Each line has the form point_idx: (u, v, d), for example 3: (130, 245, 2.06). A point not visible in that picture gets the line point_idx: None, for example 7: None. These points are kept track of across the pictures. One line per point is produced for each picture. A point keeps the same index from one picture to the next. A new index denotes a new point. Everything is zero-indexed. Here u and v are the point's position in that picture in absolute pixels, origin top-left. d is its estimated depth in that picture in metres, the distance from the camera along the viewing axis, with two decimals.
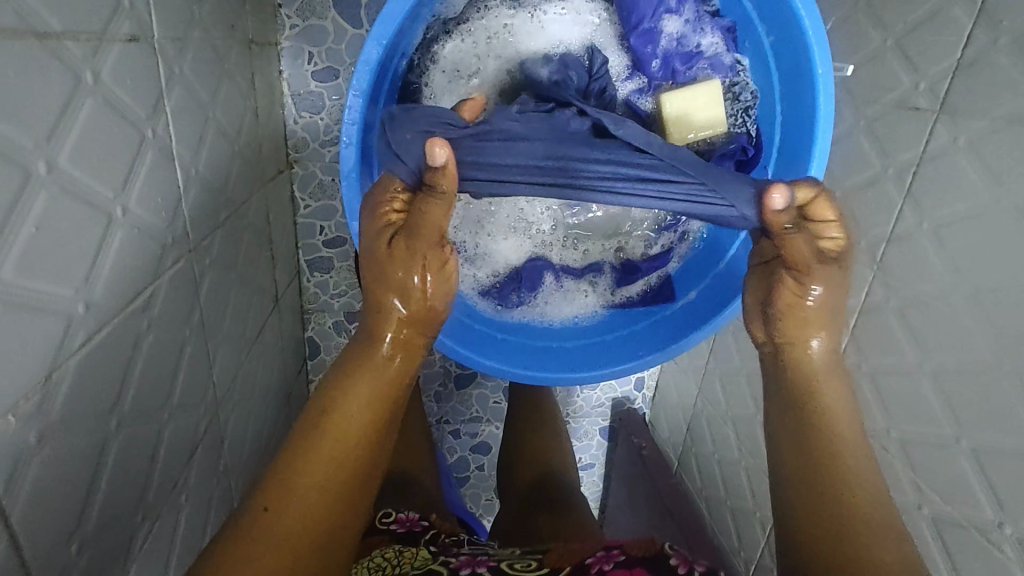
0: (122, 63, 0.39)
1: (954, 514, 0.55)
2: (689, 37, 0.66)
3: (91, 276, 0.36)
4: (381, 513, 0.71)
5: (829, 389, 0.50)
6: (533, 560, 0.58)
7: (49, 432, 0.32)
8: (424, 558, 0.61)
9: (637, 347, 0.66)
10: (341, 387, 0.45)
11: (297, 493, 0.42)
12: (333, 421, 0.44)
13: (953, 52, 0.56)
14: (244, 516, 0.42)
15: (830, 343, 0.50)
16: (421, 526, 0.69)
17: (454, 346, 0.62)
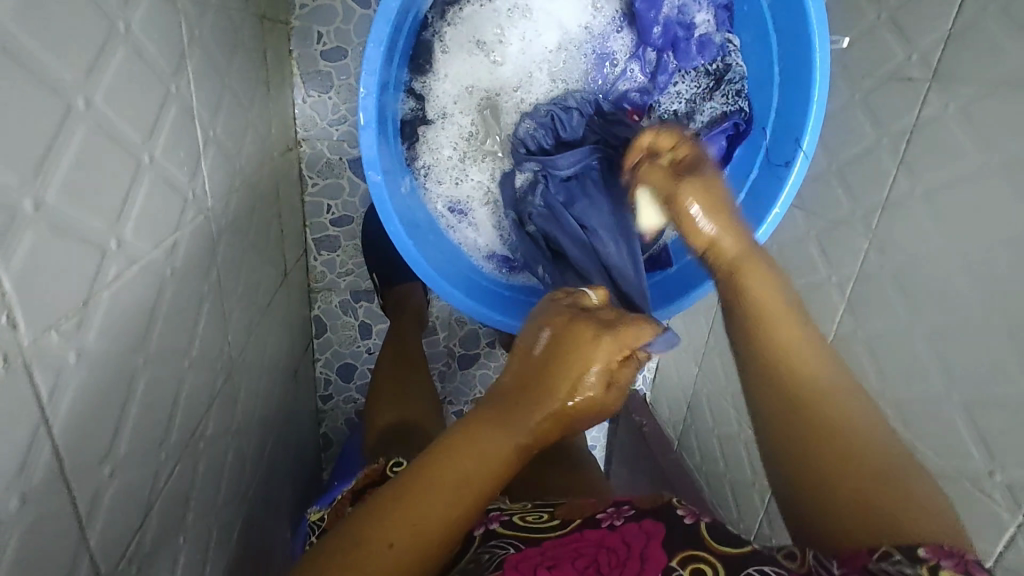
0: (150, 17, 0.41)
1: (946, 467, 0.57)
2: (689, 7, 0.64)
3: (122, 215, 0.38)
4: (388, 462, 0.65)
5: (755, 279, 0.51)
6: (544, 513, 0.58)
7: (86, 355, 0.34)
8: None
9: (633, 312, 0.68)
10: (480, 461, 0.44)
11: (418, 553, 0.41)
12: (468, 489, 0.43)
13: (945, 22, 0.58)
14: (365, 532, 0.41)
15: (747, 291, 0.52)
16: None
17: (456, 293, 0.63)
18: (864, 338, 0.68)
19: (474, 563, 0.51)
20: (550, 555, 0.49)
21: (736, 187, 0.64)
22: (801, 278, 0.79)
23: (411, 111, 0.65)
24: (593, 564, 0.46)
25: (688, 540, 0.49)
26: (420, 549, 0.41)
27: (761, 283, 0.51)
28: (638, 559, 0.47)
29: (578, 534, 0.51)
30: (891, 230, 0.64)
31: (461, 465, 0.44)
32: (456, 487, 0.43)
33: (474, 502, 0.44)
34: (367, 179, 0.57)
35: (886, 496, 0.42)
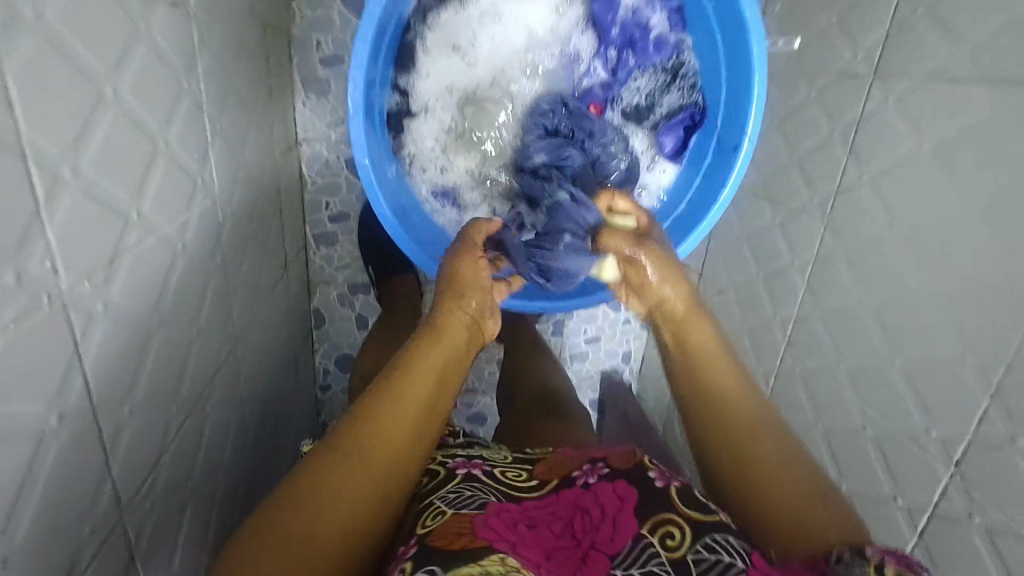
0: (166, 21, 0.47)
1: (892, 428, 0.62)
2: (643, 10, 0.69)
3: (141, 190, 0.43)
4: None
5: (698, 329, 0.55)
6: (524, 471, 0.62)
7: (111, 306, 0.40)
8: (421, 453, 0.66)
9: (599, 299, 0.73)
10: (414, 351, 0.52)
11: (366, 433, 0.47)
12: (411, 373, 0.50)
13: (884, 23, 0.64)
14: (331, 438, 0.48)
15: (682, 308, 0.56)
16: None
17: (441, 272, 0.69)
18: (823, 316, 0.73)
19: (457, 493, 0.56)
20: (529, 514, 0.53)
21: (692, 172, 0.71)
22: (768, 264, 0.84)
23: (396, 105, 0.71)
24: (568, 530, 0.51)
25: (661, 503, 0.53)
26: (371, 424, 0.48)
27: (705, 332, 0.55)
28: (611, 525, 0.52)
29: (555, 495, 0.56)
30: (842, 214, 0.70)
31: (396, 361, 0.52)
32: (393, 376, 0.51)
33: (419, 387, 0.50)
34: (357, 161, 0.63)
35: (773, 526, 0.49)
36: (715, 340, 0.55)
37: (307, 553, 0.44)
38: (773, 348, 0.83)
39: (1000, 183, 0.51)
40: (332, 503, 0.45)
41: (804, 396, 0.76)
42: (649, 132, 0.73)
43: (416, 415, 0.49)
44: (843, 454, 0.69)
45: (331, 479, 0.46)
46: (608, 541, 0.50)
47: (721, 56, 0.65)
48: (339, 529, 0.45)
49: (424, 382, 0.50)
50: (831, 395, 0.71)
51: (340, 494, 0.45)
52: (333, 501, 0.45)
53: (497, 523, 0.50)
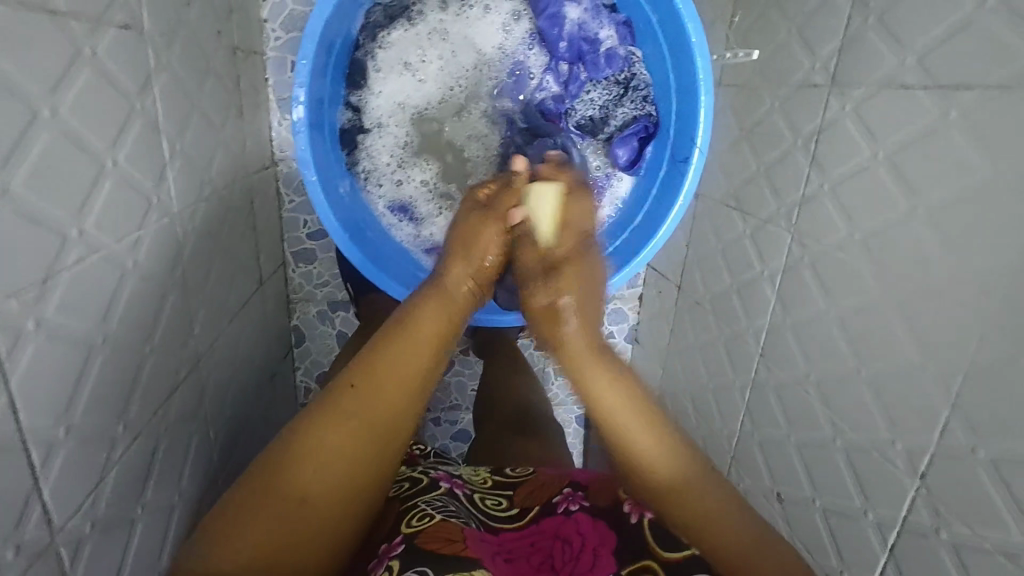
0: (115, 44, 0.48)
1: (860, 440, 0.61)
2: (589, 24, 0.70)
3: (83, 208, 0.44)
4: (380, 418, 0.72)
5: (607, 389, 0.54)
6: (503, 499, 0.64)
7: (44, 322, 0.40)
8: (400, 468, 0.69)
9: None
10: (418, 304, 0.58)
11: (373, 391, 0.51)
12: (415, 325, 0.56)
13: (838, 33, 0.65)
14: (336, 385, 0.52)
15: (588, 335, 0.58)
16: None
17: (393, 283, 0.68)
18: (792, 326, 0.72)
19: (441, 502, 0.60)
20: (507, 546, 0.55)
21: (649, 183, 0.71)
22: (741, 275, 0.84)
23: (348, 121, 0.72)
24: (547, 560, 0.53)
25: (635, 547, 0.55)
26: (379, 368, 0.53)
27: (616, 391, 0.54)
28: (590, 557, 0.54)
29: (536, 526, 0.58)
30: (807, 223, 0.69)
31: (403, 310, 0.57)
32: (394, 336, 0.55)
33: (420, 348, 0.55)
34: (303, 177, 0.63)
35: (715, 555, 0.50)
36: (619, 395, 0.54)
37: (322, 477, 0.49)
38: (747, 360, 0.82)
39: (952, 188, 0.51)
40: (342, 456, 0.49)
41: (777, 408, 0.74)
42: (603, 144, 0.73)
43: (419, 374, 0.54)
44: (815, 466, 0.67)
45: (341, 423, 0.50)
46: (588, 570, 0.53)
47: (670, 68, 0.65)
48: (351, 461, 0.50)
49: (427, 344, 0.56)
50: (802, 407, 0.70)
51: (352, 444, 0.50)
52: (345, 454, 0.49)
53: (479, 548, 0.53)
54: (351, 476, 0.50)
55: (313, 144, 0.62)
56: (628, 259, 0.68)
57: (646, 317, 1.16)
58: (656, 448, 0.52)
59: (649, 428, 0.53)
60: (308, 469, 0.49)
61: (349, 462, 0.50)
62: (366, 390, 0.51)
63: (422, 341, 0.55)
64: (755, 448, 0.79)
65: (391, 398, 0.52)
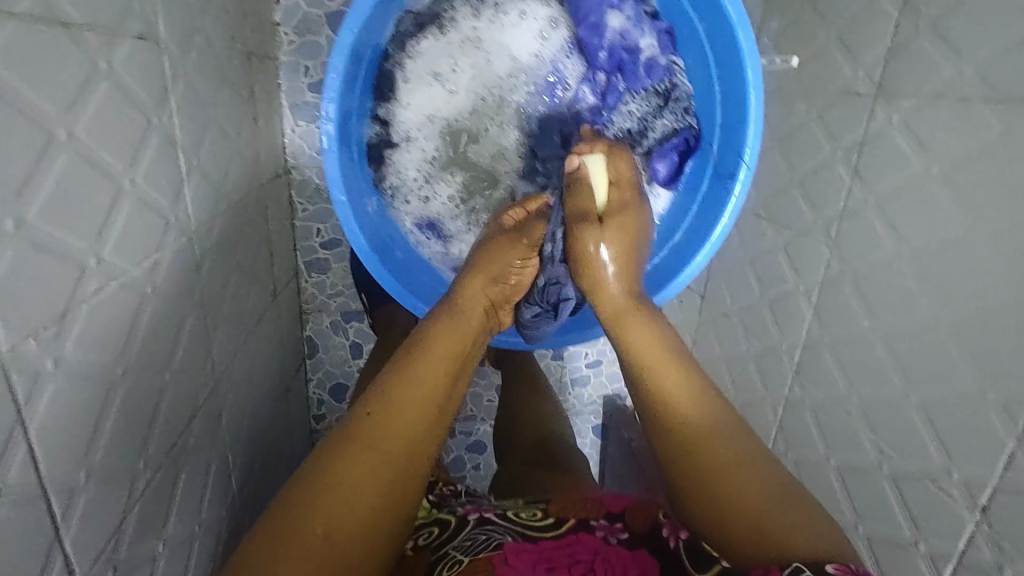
0: (131, 56, 0.45)
1: (909, 467, 0.58)
2: (630, 32, 0.66)
3: (102, 235, 0.41)
4: None
5: (633, 328, 0.56)
6: (538, 509, 0.63)
7: (64, 361, 0.37)
8: (425, 508, 0.68)
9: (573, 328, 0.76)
10: (433, 328, 0.56)
11: (392, 421, 0.50)
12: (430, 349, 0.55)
13: (884, 39, 0.62)
14: (351, 418, 0.51)
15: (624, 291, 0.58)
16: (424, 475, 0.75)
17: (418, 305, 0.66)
18: (831, 344, 0.69)
19: (472, 540, 0.59)
20: (547, 554, 0.54)
21: (687, 199, 0.68)
22: (773, 288, 0.81)
23: (375, 135, 0.69)
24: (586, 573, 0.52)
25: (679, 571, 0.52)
26: (399, 391, 0.52)
27: (641, 330, 0.56)
28: None
29: (575, 537, 0.56)
30: (848, 238, 0.67)
31: (418, 335, 0.56)
32: (413, 359, 0.54)
33: (439, 374, 0.53)
34: (331, 197, 0.61)
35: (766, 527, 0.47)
36: (651, 337, 0.55)
37: (344, 515, 0.46)
38: (780, 376, 0.79)
39: (1016, 207, 0.48)
40: (366, 489, 0.47)
41: (814, 428, 0.72)
42: (641, 157, 0.70)
43: (437, 399, 0.52)
44: (858, 492, 0.65)
45: (361, 456, 0.48)
46: None
47: (715, 79, 0.62)
48: (373, 492, 0.48)
49: (444, 369, 0.54)
50: (842, 429, 0.67)
51: (373, 475, 0.48)
52: (364, 488, 0.47)
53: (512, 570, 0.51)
54: (374, 505, 0.48)
55: (341, 163, 0.61)
56: (668, 276, 0.65)
57: (667, 326, 1.13)
58: (682, 389, 0.53)
59: (674, 365, 0.54)
60: (332, 500, 0.47)
61: (372, 495, 0.48)
62: (383, 420, 0.50)
63: (439, 367, 0.54)
64: (788, 468, 0.76)
65: (409, 425, 0.51)
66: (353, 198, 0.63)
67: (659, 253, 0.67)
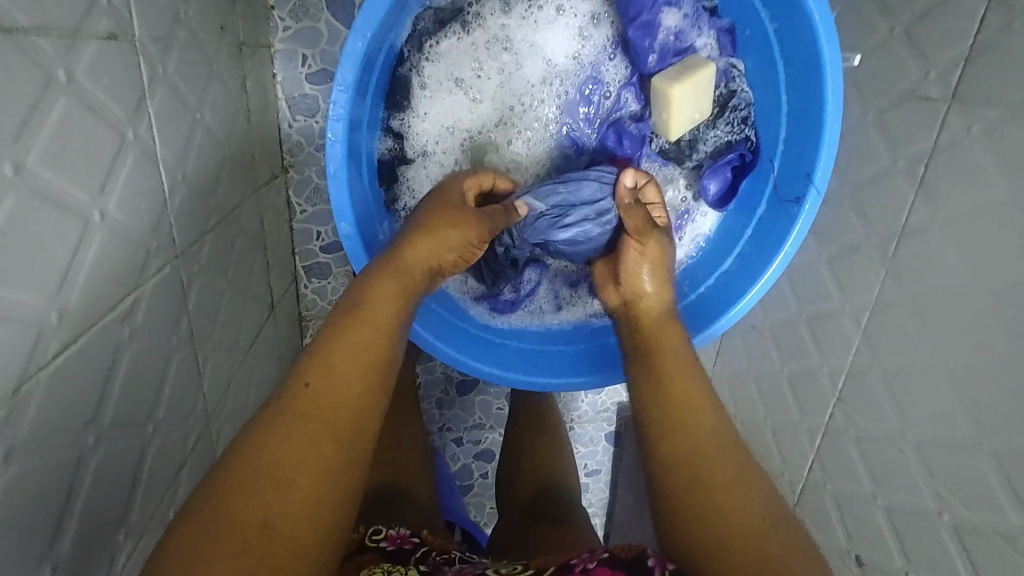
0: (98, 61, 0.38)
1: (976, 520, 0.53)
2: (687, 32, 0.63)
3: (65, 284, 0.35)
4: (370, 530, 0.65)
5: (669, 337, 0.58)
6: (519, 565, 0.57)
7: (17, 450, 0.32)
8: None
9: (571, 369, 0.69)
10: (372, 285, 0.51)
11: (330, 385, 0.45)
12: (366, 311, 0.49)
13: (965, 38, 0.54)
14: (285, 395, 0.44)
15: (662, 302, 0.61)
16: (412, 543, 0.64)
17: (433, 343, 0.65)
18: (882, 374, 0.63)
19: None
20: None
21: (740, 221, 0.66)
22: (814, 306, 0.74)
23: (388, 150, 0.66)
24: None
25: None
26: (338, 356, 0.46)
27: (674, 339, 0.58)
28: None
29: None
30: (909, 261, 0.60)
31: (352, 295, 0.51)
32: (349, 323, 0.48)
33: (380, 327, 0.49)
34: (339, 230, 0.57)
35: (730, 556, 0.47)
36: (685, 350, 0.57)
37: (281, 504, 0.40)
38: (820, 402, 0.73)
39: None
40: (308, 471, 0.41)
41: (859, 464, 0.66)
42: (689, 172, 0.69)
43: (380, 362, 0.47)
44: (910, 537, 0.60)
45: (289, 440, 0.42)
46: None
47: (782, 87, 0.60)
48: (323, 466, 0.42)
49: (384, 328, 0.49)
50: (893, 468, 0.62)
51: (314, 453, 0.42)
52: (305, 467, 0.41)
53: None
54: (317, 490, 0.41)
55: (349, 187, 0.56)
56: (729, 302, 0.63)
57: None
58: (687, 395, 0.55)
59: (691, 377, 0.56)
60: (266, 491, 0.40)
61: (314, 479, 0.41)
62: (319, 395, 0.44)
63: (384, 323, 0.49)
64: (825, 501, 0.71)
65: (348, 389, 0.45)
66: (360, 225, 0.59)
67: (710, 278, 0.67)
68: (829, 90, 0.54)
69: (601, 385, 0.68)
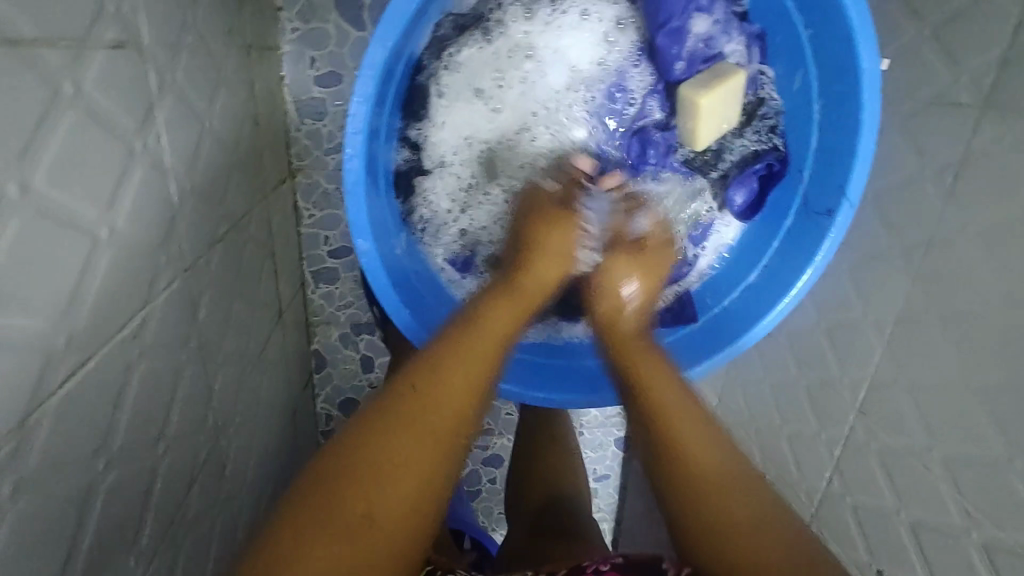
0: (107, 71, 0.36)
1: (1008, 540, 0.52)
2: (716, 38, 0.62)
3: (73, 306, 0.33)
4: None
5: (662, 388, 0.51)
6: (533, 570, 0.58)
7: (26, 482, 0.31)
8: None
9: (566, 387, 0.67)
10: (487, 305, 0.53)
11: (437, 391, 0.47)
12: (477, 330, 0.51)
13: (999, 42, 0.52)
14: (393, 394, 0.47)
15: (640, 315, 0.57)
16: None
17: None
18: (907, 386, 0.62)
19: None
20: None
21: (768, 233, 0.65)
22: (834, 314, 0.72)
23: (405, 161, 0.65)
24: None
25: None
26: (442, 368, 0.48)
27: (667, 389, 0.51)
28: None
29: None
30: (937, 270, 0.58)
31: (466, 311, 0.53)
32: (459, 334, 0.50)
33: (484, 345, 0.50)
34: (355, 246, 0.56)
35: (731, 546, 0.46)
36: (682, 403, 0.51)
37: (373, 505, 0.42)
38: (840, 413, 0.71)
39: None
40: (401, 475, 0.43)
41: (882, 477, 0.65)
42: (716, 182, 0.68)
43: (478, 380, 0.48)
44: (936, 555, 0.58)
45: (390, 443, 0.44)
46: None
47: (816, 95, 0.59)
48: (416, 470, 0.44)
49: (496, 350, 0.51)
50: (918, 483, 0.60)
51: (406, 456, 0.44)
52: (398, 468, 0.43)
53: None
54: (402, 498, 0.43)
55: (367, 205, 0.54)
56: (757, 316, 0.62)
57: None
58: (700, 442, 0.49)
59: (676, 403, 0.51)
60: (360, 490, 0.42)
61: (402, 485, 0.43)
62: (422, 399, 0.46)
63: (489, 341, 0.51)
64: (845, 514, 0.70)
65: (451, 404, 0.47)
66: (379, 239, 0.58)
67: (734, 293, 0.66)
68: (865, 96, 0.53)
69: (593, 405, 0.66)
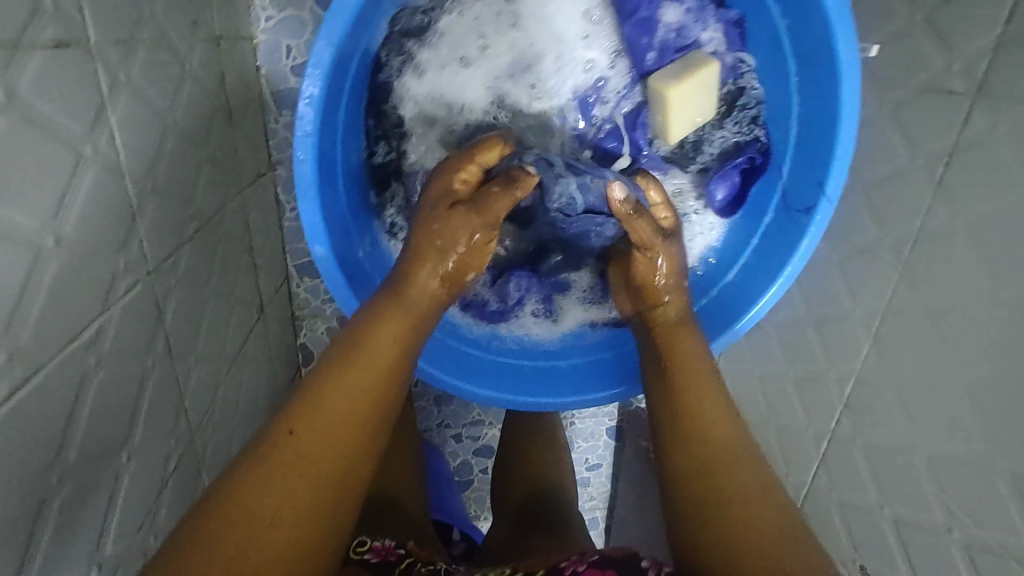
0: (45, 74, 0.35)
1: (989, 540, 0.51)
2: (689, 27, 0.61)
3: (13, 323, 0.33)
4: (355, 542, 0.62)
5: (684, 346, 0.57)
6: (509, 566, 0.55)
7: None
8: None
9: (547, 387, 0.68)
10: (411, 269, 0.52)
11: (387, 369, 0.48)
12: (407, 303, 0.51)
13: (993, 27, 0.50)
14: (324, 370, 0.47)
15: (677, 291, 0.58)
16: (397, 554, 0.61)
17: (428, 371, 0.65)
18: (892, 382, 0.60)
19: None
20: None
21: (747, 230, 0.65)
22: (822, 307, 0.71)
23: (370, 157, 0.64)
24: None
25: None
26: (366, 349, 0.48)
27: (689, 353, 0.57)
28: None
29: None
30: (926, 266, 0.57)
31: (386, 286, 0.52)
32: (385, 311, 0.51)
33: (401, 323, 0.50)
34: (312, 251, 0.57)
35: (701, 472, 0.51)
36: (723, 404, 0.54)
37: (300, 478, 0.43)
38: (826, 406, 0.70)
39: None
40: (330, 443, 0.44)
41: (866, 472, 0.64)
42: (695, 176, 0.66)
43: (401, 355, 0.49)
44: (918, 552, 0.58)
45: (321, 413, 0.45)
46: None
47: (795, 90, 0.59)
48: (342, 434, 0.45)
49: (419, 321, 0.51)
50: (901, 479, 0.60)
51: (341, 428, 0.45)
52: (327, 442, 0.44)
53: None
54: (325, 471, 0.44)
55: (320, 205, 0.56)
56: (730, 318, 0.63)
57: None
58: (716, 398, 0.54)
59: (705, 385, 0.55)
60: (287, 463, 0.43)
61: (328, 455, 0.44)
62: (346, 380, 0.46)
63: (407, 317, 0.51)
64: (831, 508, 0.69)
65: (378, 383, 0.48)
66: (337, 242, 0.59)
67: (712, 291, 0.65)
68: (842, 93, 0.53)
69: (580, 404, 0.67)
